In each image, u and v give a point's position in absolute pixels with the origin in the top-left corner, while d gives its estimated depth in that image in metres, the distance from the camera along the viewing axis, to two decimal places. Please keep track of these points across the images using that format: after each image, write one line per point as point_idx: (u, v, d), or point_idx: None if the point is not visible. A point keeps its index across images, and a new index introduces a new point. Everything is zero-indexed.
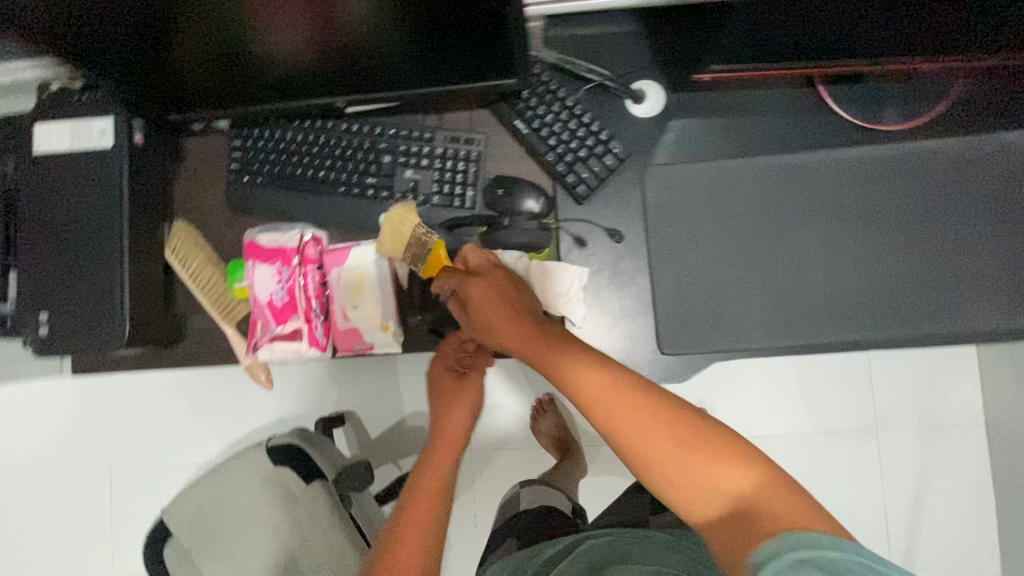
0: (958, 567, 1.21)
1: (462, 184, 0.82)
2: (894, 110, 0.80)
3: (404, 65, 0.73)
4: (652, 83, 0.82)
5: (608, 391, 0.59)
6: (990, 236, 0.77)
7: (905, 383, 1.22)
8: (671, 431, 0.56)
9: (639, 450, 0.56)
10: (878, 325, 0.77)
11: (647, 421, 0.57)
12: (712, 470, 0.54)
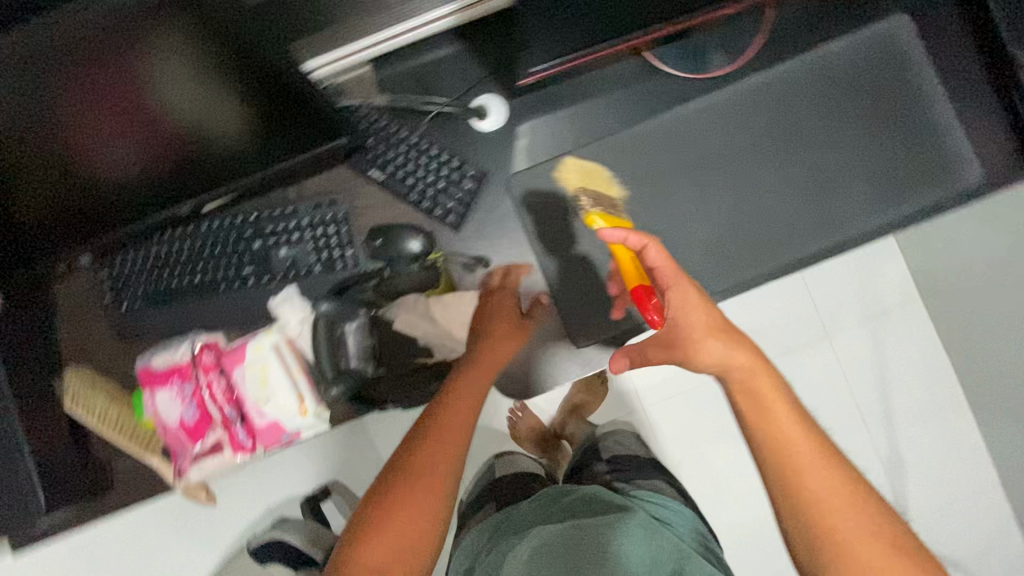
0: (938, 435, 1.27)
1: (338, 246, 0.81)
2: (720, 54, 0.83)
3: (252, 153, 0.73)
4: (490, 95, 0.82)
5: (806, 453, 0.55)
6: (829, 148, 0.83)
7: (837, 284, 1.28)
8: (830, 478, 0.53)
9: (791, 472, 0.54)
10: (763, 259, 0.83)
11: (837, 500, 0.53)
12: (850, 528, 0.52)
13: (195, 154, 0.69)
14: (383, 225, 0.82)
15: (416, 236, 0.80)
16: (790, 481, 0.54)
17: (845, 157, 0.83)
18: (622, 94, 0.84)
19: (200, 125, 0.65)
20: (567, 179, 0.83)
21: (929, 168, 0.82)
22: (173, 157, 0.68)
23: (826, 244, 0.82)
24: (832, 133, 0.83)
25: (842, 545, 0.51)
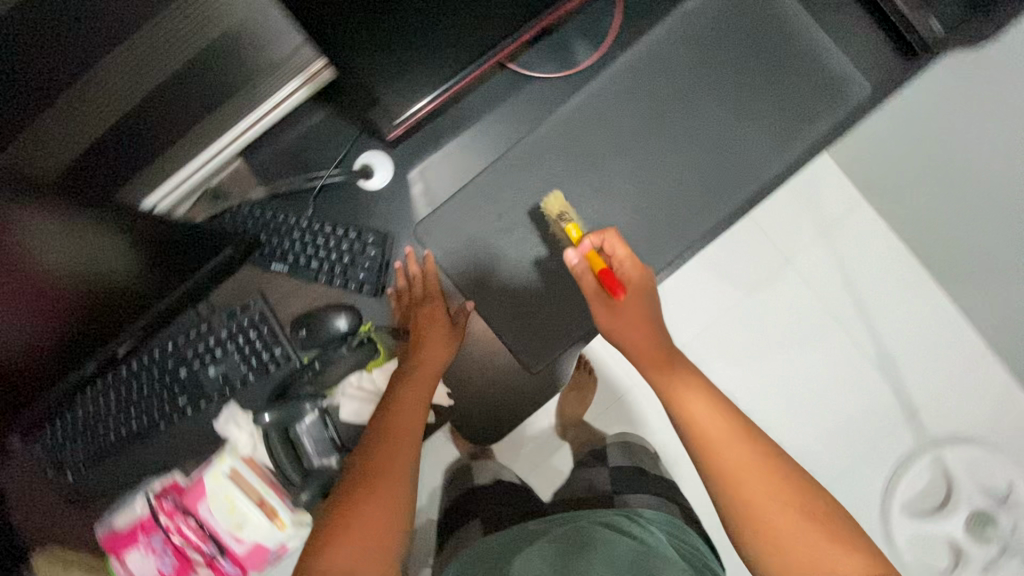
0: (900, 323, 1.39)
1: (265, 347, 0.78)
2: (583, 44, 0.82)
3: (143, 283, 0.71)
4: (370, 152, 0.80)
5: (736, 450, 0.63)
6: (721, 100, 0.81)
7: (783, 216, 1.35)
8: (737, 446, 0.63)
9: (705, 441, 0.64)
10: (690, 228, 0.80)
11: (766, 485, 0.61)
12: (760, 489, 0.60)
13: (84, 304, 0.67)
14: (304, 313, 0.79)
15: (339, 314, 0.78)
16: (706, 452, 0.64)
17: (742, 103, 0.81)
18: (502, 111, 0.82)
19: (76, 263, 0.65)
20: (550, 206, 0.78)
21: (827, 87, 0.80)
22: (60, 314, 0.65)
23: (750, 192, 0.79)
24: (720, 84, 0.81)
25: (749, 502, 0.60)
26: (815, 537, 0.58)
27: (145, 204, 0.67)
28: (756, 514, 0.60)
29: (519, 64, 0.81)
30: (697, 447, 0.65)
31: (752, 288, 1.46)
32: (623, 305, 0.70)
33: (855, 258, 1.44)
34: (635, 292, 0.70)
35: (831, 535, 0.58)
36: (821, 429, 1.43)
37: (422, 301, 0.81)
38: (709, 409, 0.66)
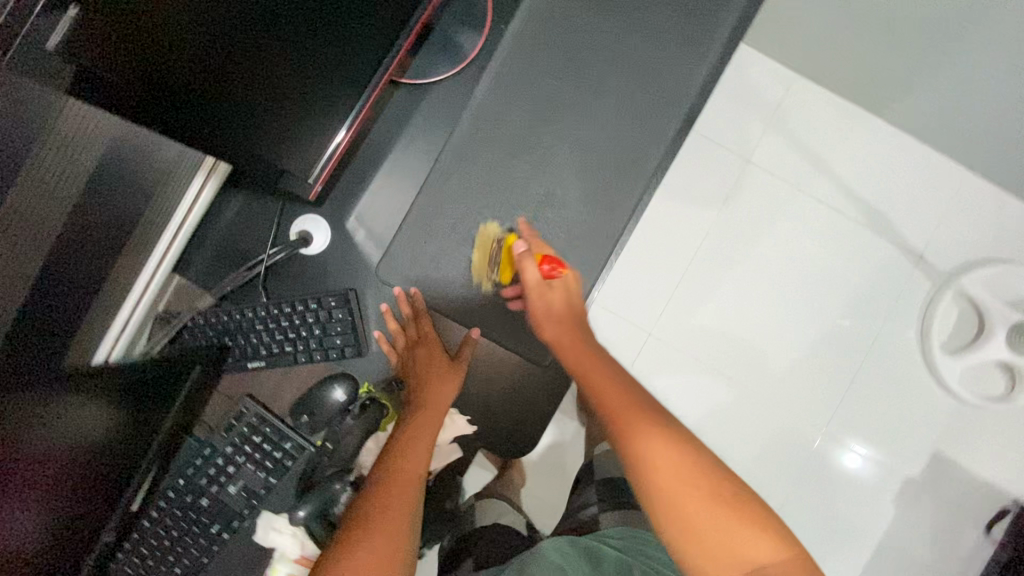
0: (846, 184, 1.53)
1: (272, 446, 0.76)
2: (467, 33, 0.79)
3: (135, 436, 0.67)
4: (301, 219, 0.77)
5: (668, 456, 0.68)
6: (629, 27, 0.76)
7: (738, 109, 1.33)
8: (664, 446, 0.68)
9: (634, 442, 0.69)
10: (642, 161, 0.75)
11: (692, 486, 0.66)
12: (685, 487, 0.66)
13: (88, 479, 0.62)
14: (299, 398, 0.77)
15: (333, 388, 0.75)
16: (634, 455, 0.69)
17: (648, 19, 0.76)
18: (414, 126, 0.79)
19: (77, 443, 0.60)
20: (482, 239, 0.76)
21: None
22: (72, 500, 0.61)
23: (690, 101, 0.74)
24: (619, 8, 0.76)
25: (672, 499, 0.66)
26: (736, 530, 0.64)
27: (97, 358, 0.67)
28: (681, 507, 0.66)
29: (411, 76, 0.78)
30: (629, 446, 0.69)
31: (724, 202, 1.53)
32: (552, 297, 0.75)
33: (814, 137, 1.53)
34: (563, 283, 0.75)
35: (750, 528, 0.65)
36: (837, 300, 1.54)
37: (418, 341, 0.79)
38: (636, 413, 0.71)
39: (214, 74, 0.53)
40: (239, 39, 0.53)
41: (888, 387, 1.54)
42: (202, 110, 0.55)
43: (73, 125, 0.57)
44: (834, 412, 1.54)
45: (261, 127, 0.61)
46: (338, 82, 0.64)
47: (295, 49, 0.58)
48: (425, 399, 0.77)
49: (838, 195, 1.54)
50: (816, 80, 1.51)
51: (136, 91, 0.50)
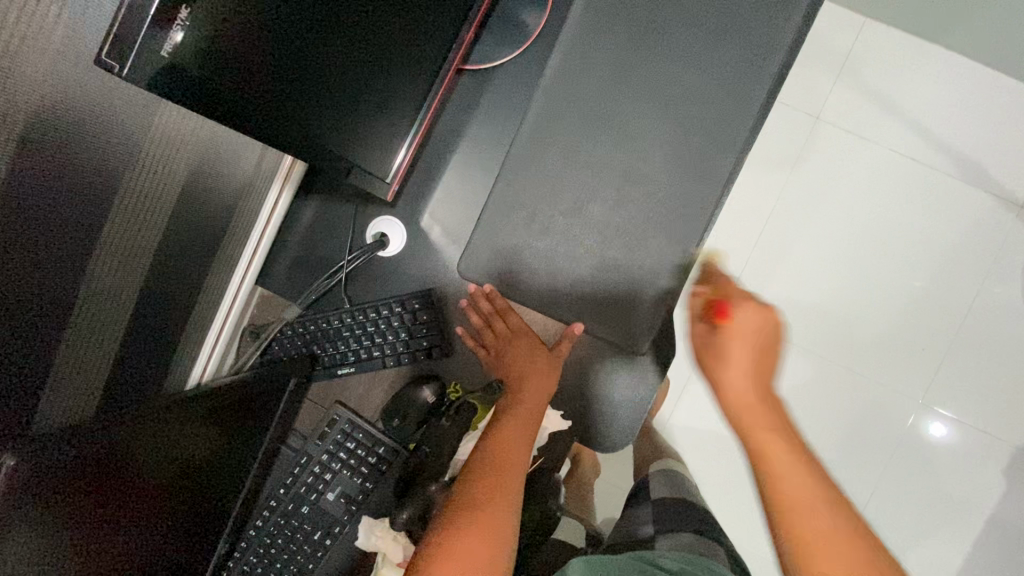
0: (929, 135, 1.41)
1: (367, 451, 0.75)
2: (529, 9, 0.74)
3: (240, 447, 0.68)
4: (376, 220, 0.75)
5: (791, 461, 0.60)
6: None
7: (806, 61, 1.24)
8: (786, 442, 0.61)
9: (768, 460, 0.60)
10: (733, 126, 0.69)
11: (819, 500, 0.57)
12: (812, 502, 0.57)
13: (194, 494, 0.63)
14: (389, 401, 0.76)
15: (423, 388, 0.74)
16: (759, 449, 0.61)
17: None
18: (480, 114, 0.76)
19: (187, 452, 0.61)
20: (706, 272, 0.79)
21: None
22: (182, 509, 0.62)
23: (785, 53, 0.67)
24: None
25: (788, 500, 0.58)
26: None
27: (192, 377, 0.70)
28: (791, 506, 0.57)
29: (473, 61, 0.74)
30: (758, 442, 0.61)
31: (794, 163, 1.43)
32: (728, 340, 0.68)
33: (890, 84, 1.41)
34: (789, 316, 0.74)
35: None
36: (930, 259, 1.42)
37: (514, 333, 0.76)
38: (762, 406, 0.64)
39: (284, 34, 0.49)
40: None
41: (993, 349, 1.42)
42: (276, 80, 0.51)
43: (155, 151, 0.55)
44: (932, 379, 1.43)
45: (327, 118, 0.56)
46: (412, 71, 0.62)
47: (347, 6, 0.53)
48: (527, 391, 0.73)
49: (922, 144, 1.41)
50: (889, 21, 1.37)
51: (216, 54, 0.45)
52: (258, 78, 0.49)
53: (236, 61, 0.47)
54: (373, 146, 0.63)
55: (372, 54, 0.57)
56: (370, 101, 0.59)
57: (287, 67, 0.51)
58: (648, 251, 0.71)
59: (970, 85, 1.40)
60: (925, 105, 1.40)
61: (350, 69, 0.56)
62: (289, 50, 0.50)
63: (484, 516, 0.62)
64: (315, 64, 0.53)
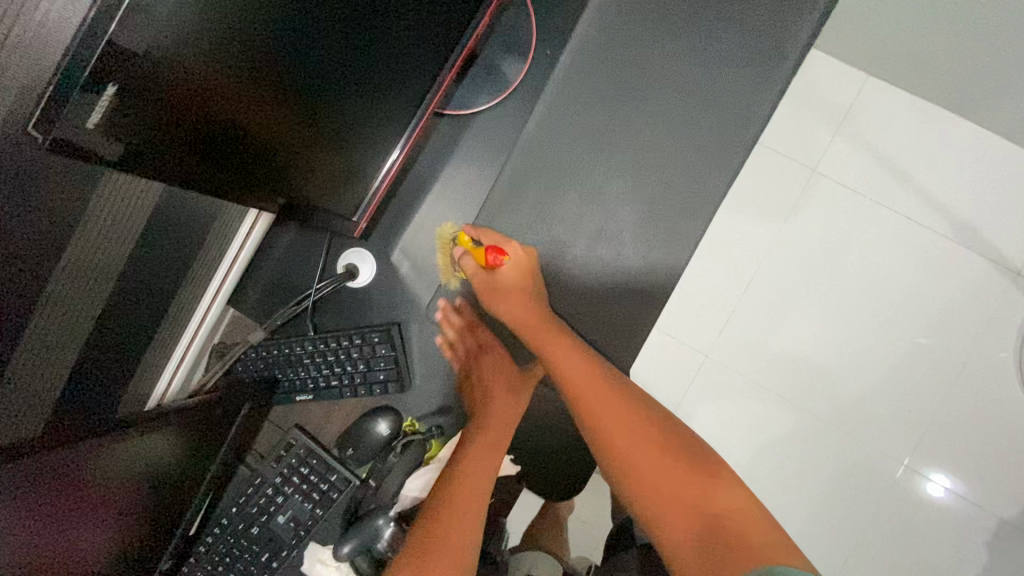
0: (926, 194, 1.40)
1: (321, 477, 0.76)
2: (511, 60, 0.77)
3: (199, 458, 0.70)
4: (347, 251, 0.77)
5: (614, 418, 0.69)
6: (688, 49, 0.71)
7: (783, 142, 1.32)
8: (609, 400, 0.69)
9: (601, 426, 0.69)
10: (705, 189, 0.71)
11: (631, 434, 0.69)
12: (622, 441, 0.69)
13: (144, 499, 0.65)
14: (345, 430, 0.77)
15: (377, 420, 0.74)
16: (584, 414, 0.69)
17: (710, 36, 0.71)
18: (459, 156, 0.78)
19: (139, 466, 0.62)
20: None
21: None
22: (129, 519, 0.63)
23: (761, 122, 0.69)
24: (677, 23, 0.71)
25: (616, 444, 0.68)
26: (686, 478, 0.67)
27: (157, 391, 0.71)
28: (613, 454, 0.68)
29: (455, 107, 0.77)
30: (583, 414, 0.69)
31: (789, 213, 1.43)
32: (503, 287, 0.74)
33: (889, 142, 1.41)
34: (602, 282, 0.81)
35: (697, 476, 0.67)
36: (923, 317, 1.40)
37: (482, 350, 0.78)
38: (601, 384, 0.69)
39: (227, 87, 0.46)
40: (258, 41, 0.45)
41: (985, 413, 1.39)
42: (212, 137, 0.49)
43: (125, 174, 0.58)
44: (920, 439, 1.40)
45: (278, 156, 0.57)
46: (379, 112, 0.63)
47: (307, 71, 0.52)
48: (490, 419, 0.75)
49: (918, 203, 1.41)
50: (892, 80, 1.38)
51: (147, 119, 0.42)
52: (193, 146, 0.48)
53: (168, 117, 0.44)
54: (330, 182, 0.65)
55: (328, 94, 0.55)
56: (325, 139, 0.59)
57: (226, 114, 0.48)
58: (613, 308, 0.73)
59: (973, 148, 1.39)
60: (925, 164, 1.40)
61: (300, 109, 0.54)
62: (230, 99, 0.48)
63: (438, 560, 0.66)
64: (257, 121, 0.51)
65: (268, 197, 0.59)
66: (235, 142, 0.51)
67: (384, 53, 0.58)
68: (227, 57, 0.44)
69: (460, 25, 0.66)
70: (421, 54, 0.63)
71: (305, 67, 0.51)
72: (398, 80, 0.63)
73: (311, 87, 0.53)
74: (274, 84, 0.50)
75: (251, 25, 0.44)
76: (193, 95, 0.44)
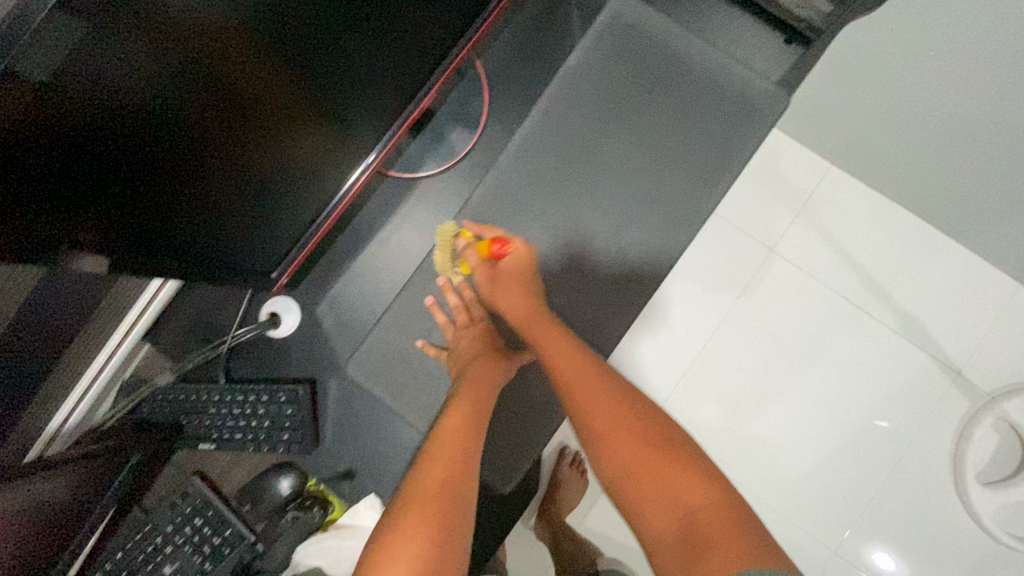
0: (879, 283, 1.44)
1: (215, 531, 0.73)
2: (460, 132, 0.78)
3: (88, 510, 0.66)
4: (273, 300, 0.76)
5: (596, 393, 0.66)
6: (634, 144, 0.74)
7: (749, 221, 1.46)
8: (575, 359, 0.67)
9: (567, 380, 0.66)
10: (635, 281, 0.73)
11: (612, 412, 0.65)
12: (637, 468, 0.62)
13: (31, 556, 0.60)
14: (248, 483, 0.76)
15: (281, 478, 0.74)
16: (585, 418, 0.65)
17: (654, 134, 0.74)
18: (399, 216, 0.78)
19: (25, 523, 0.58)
20: (443, 253, 0.76)
21: (745, 91, 0.73)
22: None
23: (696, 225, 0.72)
24: (622, 118, 0.75)
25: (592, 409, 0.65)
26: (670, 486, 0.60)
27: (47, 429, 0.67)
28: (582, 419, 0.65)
29: (400, 168, 0.78)
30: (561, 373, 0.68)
31: (746, 287, 1.45)
32: (500, 279, 0.73)
33: (847, 230, 1.45)
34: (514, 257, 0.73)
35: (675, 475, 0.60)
36: (868, 402, 1.42)
37: (469, 324, 0.74)
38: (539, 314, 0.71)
39: (128, 146, 0.43)
40: (158, 115, 0.43)
41: (920, 500, 1.39)
42: (110, 204, 0.46)
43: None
44: (860, 517, 1.40)
45: (182, 214, 0.53)
46: (308, 169, 0.63)
47: (219, 138, 0.50)
48: (474, 372, 0.68)
49: (868, 293, 1.44)
50: (853, 172, 1.43)
51: (25, 192, 0.39)
52: (87, 213, 0.45)
53: (43, 190, 0.40)
54: (252, 240, 0.63)
55: (239, 160, 0.53)
56: (244, 200, 0.58)
57: (120, 184, 0.45)
58: (531, 387, 0.73)
59: (928, 245, 1.43)
60: (880, 253, 1.44)
61: (211, 173, 0.52)
62: (136, 154, 0.44)
63: (429, 497, 0.56)
64: (162, 189, 0.49)
65: (185, 264, 0.56)
66: (125, 214, 0.48)
67: (310, 118, 0.57)
68: (120, 129, 0.41)
69: (405, 93, 0.69)
70: (363, 117, 0.65)
71: (228, 129, 0.50)
72: (330, 138, 0.63)
73: (226, 150, 0.51)
74: (176, 156, 0.47)
75: (170, 83, 0.42)
76: (79, 165, 0.41)
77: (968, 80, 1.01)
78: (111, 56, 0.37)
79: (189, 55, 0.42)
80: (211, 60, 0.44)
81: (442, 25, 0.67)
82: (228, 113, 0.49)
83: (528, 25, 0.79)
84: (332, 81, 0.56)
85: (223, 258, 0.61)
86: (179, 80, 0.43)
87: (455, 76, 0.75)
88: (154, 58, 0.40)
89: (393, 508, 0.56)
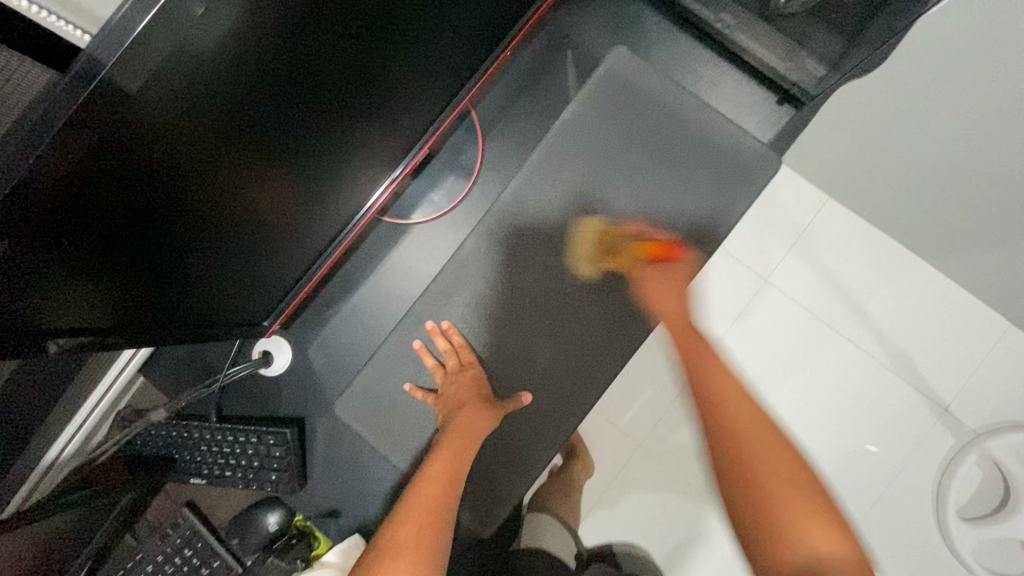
0: (871, 318, 1.45)
1: (203, 563, 0.76)
2: (453, 180, 0.80)
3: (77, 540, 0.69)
4: (266, 340, 0.78)
5: (738, 409, 0.63)
6: (624, 201, 0.76)
7: (744, 251, 1.47)
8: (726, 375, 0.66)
9: (719, 392, 0.64)
10: (620, 334, 0.75)
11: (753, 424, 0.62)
12: (766, 472, 0.58)
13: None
14: (237, 516, 0.79)
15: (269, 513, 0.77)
16: (726, 423, 0.63)
17: (646, 190, 0.75)
18: (391, 260, 0.80)
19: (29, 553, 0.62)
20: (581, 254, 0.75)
21: (736, 154, 0.74)
22: None
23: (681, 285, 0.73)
24: (614, 173, 0.76)
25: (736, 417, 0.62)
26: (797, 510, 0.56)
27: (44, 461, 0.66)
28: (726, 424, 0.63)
29: (393, 214, 0.79)
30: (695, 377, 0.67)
31: (738, 316, 1.46)
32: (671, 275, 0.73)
33: (842, 264, 1.45)
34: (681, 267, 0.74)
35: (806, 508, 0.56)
36: (854, 435, 1.43)
37: (460, 369, 0.74)
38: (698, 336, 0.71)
39: (135, 219, 0.44)
40: (164, 188, 0.44)
41: (902, 533, 1.41)
42: (114, 272, 0.46)
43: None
44: None
45: (178, 271, 0.53)
46: (303, 215, 0.64)
47: (217, 198, 0.50)
48: (460, 422, 0.69)
49: (862, 328, 1.45)
50: (850, 207, 1.44)
51: (42, 275, 0.40)
52: (93, 284, 0.45)
53: (58, 272, 0.41)
54: (247, 287, 0.65)
55: (235, 215, 0.54)
56: (237, 251, 0.59)
57: (124, 253, 0.46)
58: (513, 435, 0.75)
59: (922, 282, 1.44)
60: (874, 288, 1.45)
61: (207, 231, 0.52)
62: (141, 225, 0.45)
63: (406, 549, 0.57)
64: (162, 251, 0.49)
65: (175, 315, 0.57)
66: (127, 279, 0.48)
67: (308, 169, 0.58)
68: (129, 205, 0.42)
69: (400, 147, 0.71)
70: (360, 165, 0.66)
71: (224, 185, 0.50)
72: (326, 187, 0.64)
73: (225, 207, 0.52)
74: (176, 220, 0.48)
75: (181, 157, 0.43)
76: (91, 245, 0.42)
77: (968, 132, 1.01)
78: (128, 145, 0.38)
79: (200, 131, 0.43)
80: (219, 132, 0.45)
81: (439, 82, 0.68)
82: (229, 176, 0.50)
83: (525, 76, 0.79)
84: (331, 135, 0.58)
85: (217, 306, 0.62)
86: (187, 155, 0.43)
87: (450, 127, 0.76)
88: (165, 137, 0.40)
89: (369, 558, 0.58)
